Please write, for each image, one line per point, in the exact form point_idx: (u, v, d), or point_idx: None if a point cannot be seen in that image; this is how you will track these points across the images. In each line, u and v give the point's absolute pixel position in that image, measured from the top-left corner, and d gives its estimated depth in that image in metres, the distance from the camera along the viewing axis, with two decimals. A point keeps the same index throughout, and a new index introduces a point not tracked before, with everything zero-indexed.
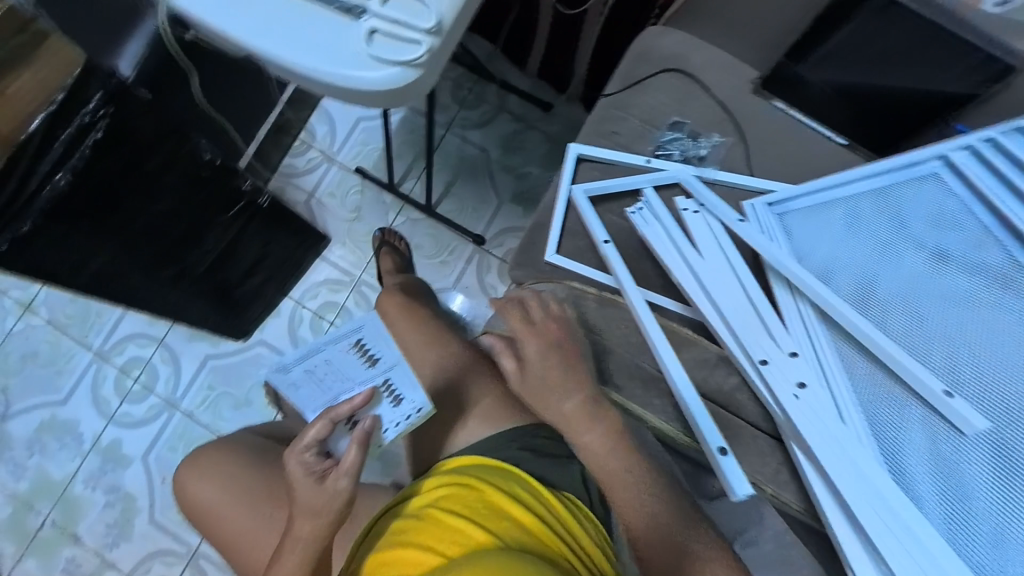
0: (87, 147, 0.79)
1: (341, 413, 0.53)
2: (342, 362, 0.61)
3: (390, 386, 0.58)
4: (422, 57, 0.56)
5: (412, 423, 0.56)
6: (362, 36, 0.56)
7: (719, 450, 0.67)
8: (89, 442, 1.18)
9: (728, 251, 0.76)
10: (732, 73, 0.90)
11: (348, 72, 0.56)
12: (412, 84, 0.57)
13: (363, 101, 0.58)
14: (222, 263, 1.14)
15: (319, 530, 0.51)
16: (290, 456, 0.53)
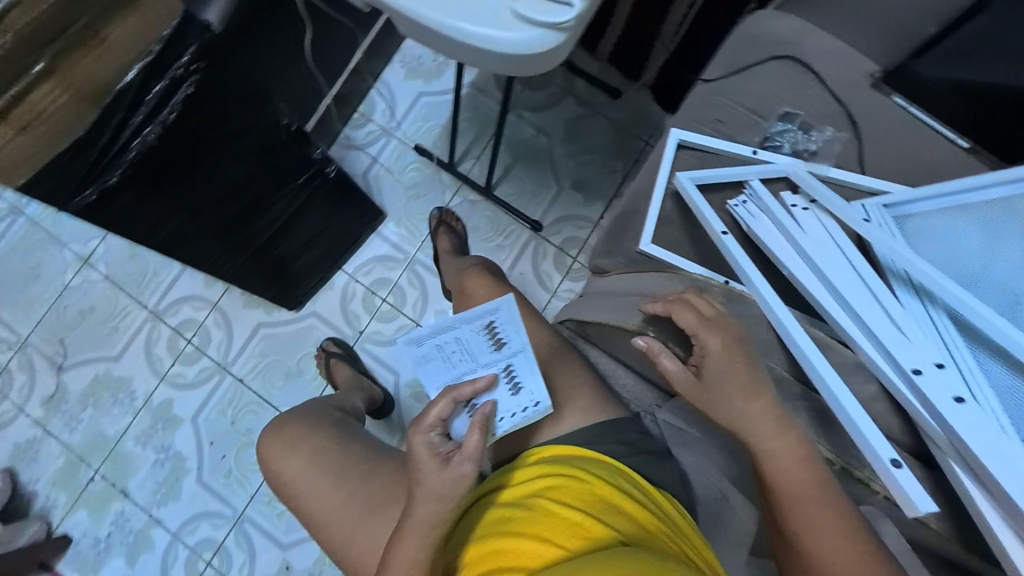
0: (178, 102, 0.74)
1: (465, 394, 0.59)
2: (471, 342, 0.68)
3: (512, 374, 0.65)
4: (572, 21, 0.60)
5: (526, 415, 0.63)
6: (506, 16, 0.60)
7: (892, 461, 0.52)
8: (141, 400, 1.18)
9: (842, 244, 0.68)
10: (847, 65, 0.86)
11: (493, 48, 0.60)
12: (545, 63, 0.63)
13: (499, 75, 0.64)
14: (286, 233, 1.12)
15: (443, 514, 0.53)
16: (415, 436, 0.55)
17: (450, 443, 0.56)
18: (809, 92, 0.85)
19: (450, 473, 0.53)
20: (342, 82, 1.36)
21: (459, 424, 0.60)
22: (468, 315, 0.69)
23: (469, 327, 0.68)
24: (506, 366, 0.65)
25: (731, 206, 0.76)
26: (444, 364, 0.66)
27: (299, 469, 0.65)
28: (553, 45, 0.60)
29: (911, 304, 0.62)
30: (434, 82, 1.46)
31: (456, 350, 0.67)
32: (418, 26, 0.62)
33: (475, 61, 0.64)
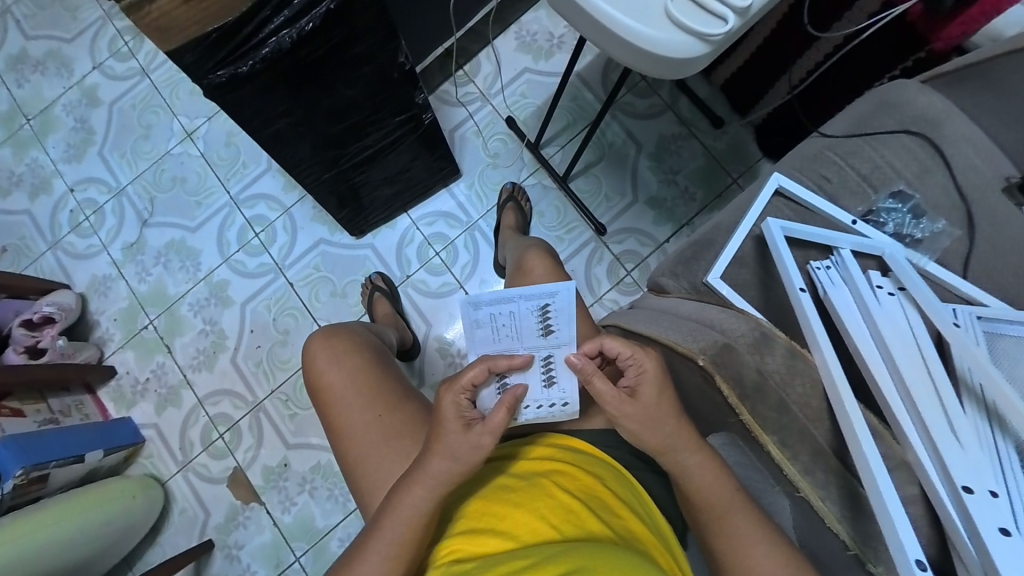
0: (318, 13, 0.78)
1: (499, 366, 0.61)
2: (524, 320, 0.65)
3: (549, 362, 0.63)
4: (720, 36, 0.59)
5: (551, 411, 0.64)
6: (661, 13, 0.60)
7: (917, 563, 0.51)
8: (204, 273, 1.29)
9: (921, 340, 0.66)
10: (984, 160, 0.81)
11: (638, 38, 0.60)
12: (682, 71, 0.62)
13: (639, 66, 0.64)
14: (371, 164, 1.17)
15: (453, 474, 0.56)
16: (445, 394, 0.58)
17: (475, 411, 0.59)
18: (932, 177, 0.81)
19: (470, 438, 0.56)
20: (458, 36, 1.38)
21: (486, 396, 0.62)
22: (528, 292, 0.65)
23: (525, 305, 0.65)
24: (549, 358, 0.63)
25: (813, 267, 0.75)
26: (490, 336, 0.65)
27: (337, 382, 0.69)
28: (693, 52, 0.59)
29: (981, 428, 0.59)
30: (543, 61, 1.47)
31: (506, 326, 0.65)
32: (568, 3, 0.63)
33: (613, 50, 0.64)
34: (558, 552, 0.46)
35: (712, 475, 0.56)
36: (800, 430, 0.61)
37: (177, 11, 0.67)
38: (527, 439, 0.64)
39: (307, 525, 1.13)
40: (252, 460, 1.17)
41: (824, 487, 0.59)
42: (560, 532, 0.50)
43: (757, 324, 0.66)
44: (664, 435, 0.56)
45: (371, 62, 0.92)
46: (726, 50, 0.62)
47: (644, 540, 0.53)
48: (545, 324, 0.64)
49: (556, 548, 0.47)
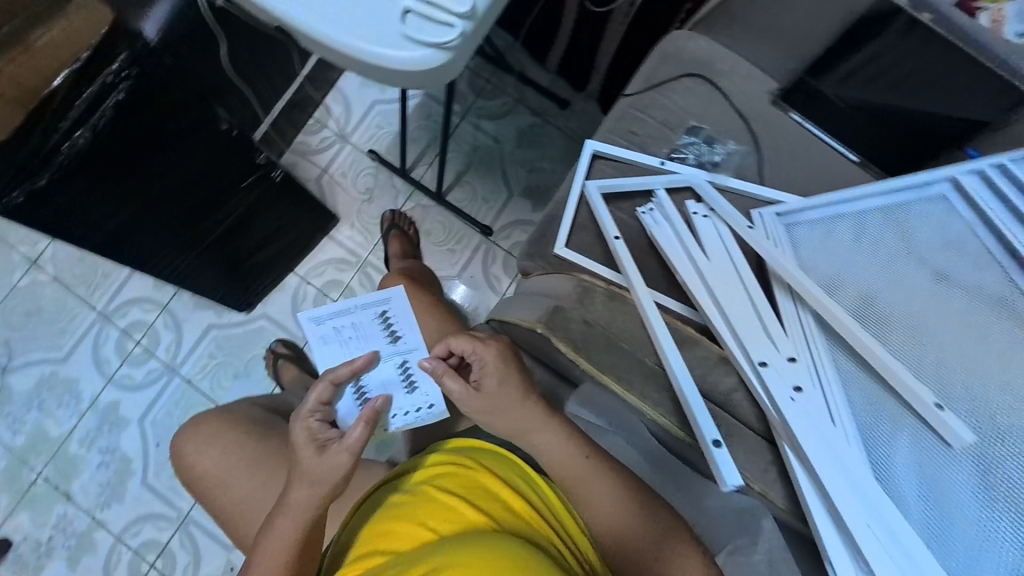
0: (109, 107, 0.74)
1: (341, 376, 0.66)
2: (369, 328, 0.85)
3: (405, 364, 0.81)
4: (454, 42, 0.59)
5: (419, 415, 0.77)
6: (396, 21, 0.59)
7: (714, 442, 0.60)
8: (88, 401, 1.19)
9: (733, 255, 0.76)
10: (751, 82, 0.93)
11: (376, 51, 0.59)
12: (430, 76, 0.62)
13: (390, 80, 0.63)
14: (236, 234, 1.15)
15: (317, 498, 0.58)
16: (295, 422, 0.61)
17: (331, 431, 0.61)
18: (716, 108, 0.92)
19: (325, 460, 0.58)
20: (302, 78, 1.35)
21: (344, 413, 0.72)
22: (367, 305, 0.86)
23: (366, 316, 0.86)
24: (402, 362, 0.81)
25: (639, 213, 0.83)
26: (345, 349, 0.84)
27: (215, 462, 0.68)
28: (431, 60, 0.60)
29: (785, 306, 0.70)
30: (389, 89, 1.48)
31: (356, 337, 0.85)
32: (310, 40, 0.61)
33: (369, 75, 0.63)
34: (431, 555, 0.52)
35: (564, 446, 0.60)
36: (635, 360, 0.66)
37: None
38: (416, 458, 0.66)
39: None
40: None
41: (660, 404, 0.64)
42: (440, 531, 0.56)
43: (577, 282, 0.74)
44: (515, 420, 0.61)
45: (191, 132, 0.91)
46: (472, 54, 0.63)
47: (522, 508, 0.59)
48: (388, 329, 0.84)
49: (433, 548, 0.53)
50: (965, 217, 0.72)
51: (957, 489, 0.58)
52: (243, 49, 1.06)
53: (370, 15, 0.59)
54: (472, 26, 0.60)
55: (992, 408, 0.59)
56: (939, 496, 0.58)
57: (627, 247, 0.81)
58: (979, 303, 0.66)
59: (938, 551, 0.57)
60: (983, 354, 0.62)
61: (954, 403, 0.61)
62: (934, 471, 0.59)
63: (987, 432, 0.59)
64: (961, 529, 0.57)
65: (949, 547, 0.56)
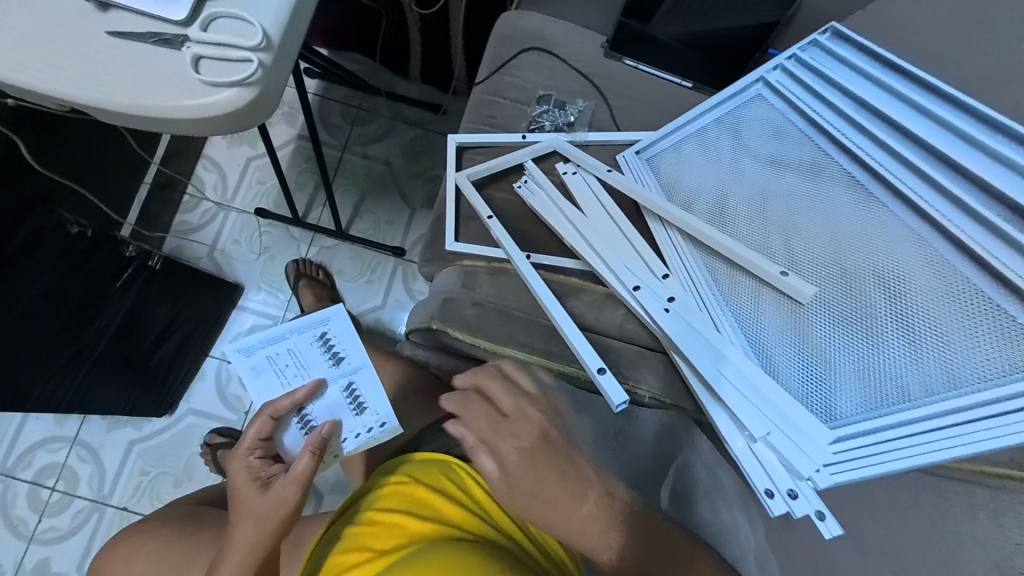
0: None
1: (282, 408, 0.69)
2: (307, 351, 0.87)
3: (352, 386, 0.82)
4: (257, 74, 0.55)
5: (372, 433, 0.79)
6: (187, 68, 0.54)
7: (598, 370, 0.64)
8: (12, 570, 1.06)
9: (605, 203, 0.80)
10: (584, 41, 0.98)
11: (169, 104, 0.53)
12: (243, 115, 0.56)
13: (199, 131, 0.56)
14: (127, 334, 1.11)
15: (259, 542, 0.53)
16: (232, 462, 0.61)
17: (274, 467, 0.60)
18: (560, 73, 0.96)
19: (270, 494, 0.56)
20: (159, 162, 1.32)
21: (291, 443, 0.71)
22: (305, 329, 0.88)
23: (305, 341, 0.88)
24: (346, 382, 0.83)
25: (517, 188, 0.85)
26: (283, 377, 0.86)
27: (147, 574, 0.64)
28: (235, 99, 0.54)
29: (658, 230, 0.76)
30: (259, 143, 1.42)
31: (294, 364, 0.87)
32: (94, 110, 0.54)
33: (177, 132, 0.56)
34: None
35: (592, 504, 0.52)
36: (532, 323, 0.69)
37: None
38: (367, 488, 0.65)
39: None
40: None
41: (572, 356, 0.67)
42: (388, 550, 0.56)
43: (459, 271, 0.78)
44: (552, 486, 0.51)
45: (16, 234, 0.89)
46: (285, 83, 0.58)
47: (466, 499, 0.60)
48: (328, 351, 0.87)
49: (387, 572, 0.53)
50: (779, 107, 0.79)
51: (817, 340, 0.62)
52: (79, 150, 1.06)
53: (153, 71, 0.53)
54: (272, 55, 0.55)
55: (827, 263, 0.65)
56: (804, 351, 0.63)
57: (503, 223, 0.83)
58: (804, 176, 0.73)
59: (814, 401, 0.61)
60: (811, 220, 0.69)
61: (798, 268, 0.67)
62: (795, 332, 0.64)
63: (828, 283, 0.64)
64: (829, 374, 0.60)
65: (823, 394, 0.60)
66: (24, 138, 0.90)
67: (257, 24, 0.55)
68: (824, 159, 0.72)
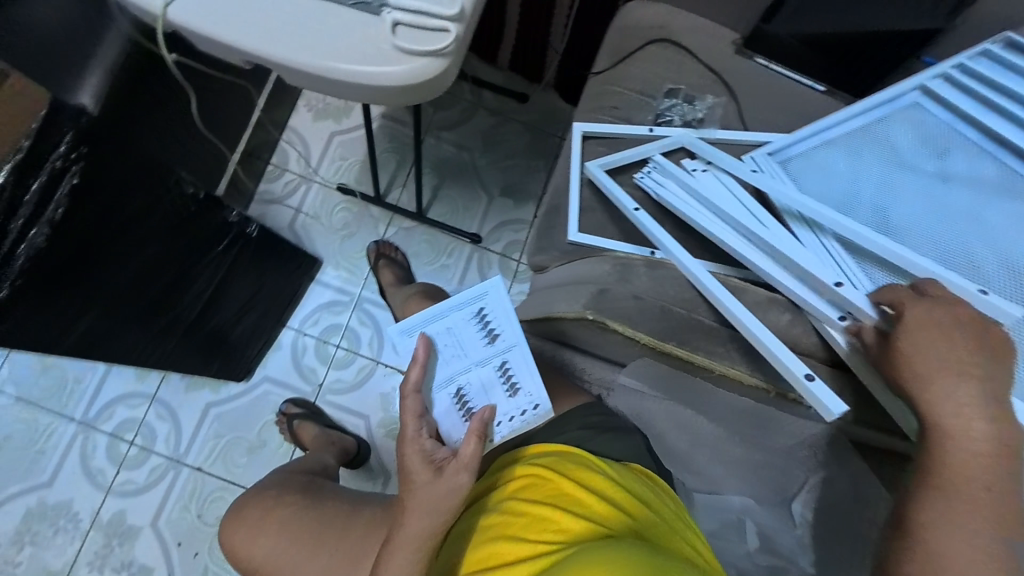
0: (65, 192, 0.69)
1: (414, 378, 0.66)
2: (463, 331, 0.71)
3: (510, 373, 0.70)
4: (451, 46, 0.57)
5: (525, 418, 0.68)
6: (385, 32, 0.56)
7: (806, 375, 0.56)
8: (88, 520, 1.07)
9: (747, 203, 0.74)
10: (714, 37, 0.94)
11: (366, 70, 0.56)
12: (429, 84, 0.58)
13: (385, 98, 0.59)
14: (213, 308, 1.05)
15: (437, 524, 0.58)
16: (407, 448, 0.62)
17: (443, 450, 0.62)
18: (686, 68, 0.93)
19: (445, 482, 0.59)
20: (261, 107, 1.30)
21: (449, 426, 0.67)
22: (458, 303, 0.72)
23: (462, 317, 0.72)
24: (500, 361, 0.70)
25: (638, 179, 0.83)
26: (438, 358, 0.70)
27: (269, 550, 0.64)
28: (431, 71, 0.57)
29: (803, 233, 0.71)
30: (345, 119, 1.41)
31: (451, 344, 0.70)
32: (295, 70, 0.57)
33: (362, 97, 0.59)
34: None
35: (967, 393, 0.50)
36: (691, 322, 0.64)
37: None
38: (501, 467, 0.66)
39: None
40: None
41: (727, 357, 0.63)
42: (544, 544, 0.54)
43: (615, 260, 0.69)
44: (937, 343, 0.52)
45: (132, 199, 0.83)
46: (465, 56, 0.61)
47: (613, 497, 0.58)
48: (485, 327, 0.72)
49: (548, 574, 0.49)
50: (942, 118, 0.76)
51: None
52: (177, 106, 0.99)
53: (354, 35, 0.56)
54: (462, 28, 0.57)
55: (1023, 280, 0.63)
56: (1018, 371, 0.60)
57: (649, 215, 0.78)
58: (978, 191, 0.70)
59: None
60: (999, 236, 0.66)
61: (994, 285, 0.64)
62: None
63: None
64: None
65: None
66: (141, 92, 0.88)
67: None
68: (1007, 173, 0.70)
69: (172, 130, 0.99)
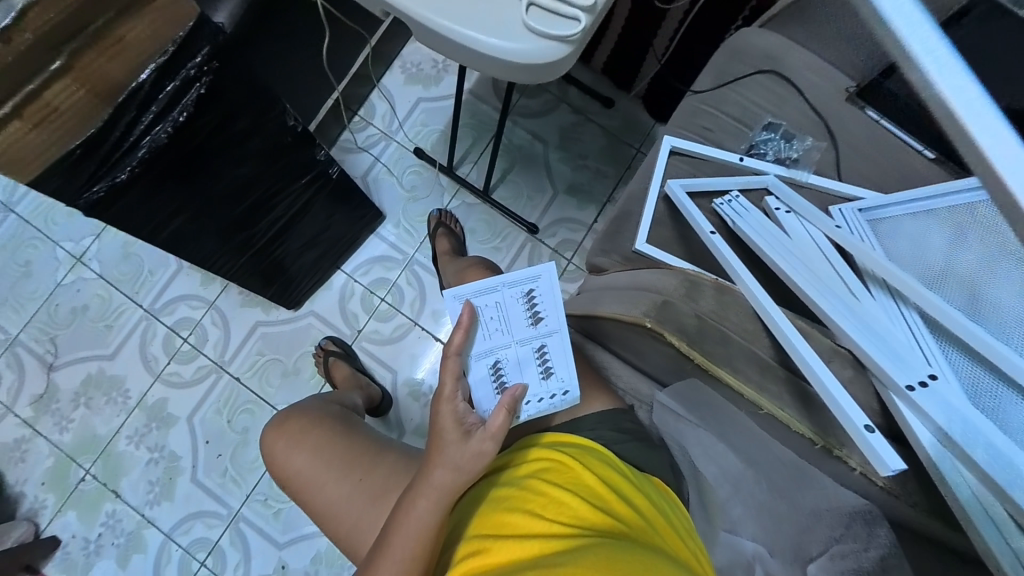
0: (191, 100, 0.76)
1: (457, 343, 0.70)
2: (511, 309, 0.77)
3: (546, 357, 0.75)
4: (578, 35, 0.60)
5: (553, 402, 0.72)
6: (520, 11, 0.60)
7: (866, 427, 0.57)
8: (135, 399, 1.18)
9: (833, 259, 0.73)
10: (827, 80, 0.92)
11: (497, 43, 0.60)
12: (548, 67, 0.62)
13: (505, 73, 0.63)
14: (285, 236, 1.13)
15: (459, 483, 0.61)
16: (440, 406, 0.64)
17: (472, 417, 0.64)
18: (789, 105, 0.91)
19: (472, 446, 0.61)
20: (371, 45, 1.34)
21: (481, 396, 0.71)
22: (511, 281, 0.78)
23: (512, 295, 0.78)
24: (540, 343, 0.76)
25: (717, 204, 0.83)
26: (483, 329, 0.75)
27: (304, 463, 0.70)
28: (555, 55, 0.60)
29: (885, 302, 0.68)
30: (433, 88, 1.46)
31: (497, 318, 0.76)
32: (431, 30, 0.62)
33: (485, 67, 0.64)
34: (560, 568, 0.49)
35: None
36: (748, 353, 0.64)
37: (30, 137, 0.62)
38: (521, 444, 0.69)
39: None
40: None
41: (780, 398, 0.62)
42: (559, 526, 0.56)
43: (685, 275, 0.69)
44: None
45: (242, 119, 0.86)
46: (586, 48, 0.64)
47: (630, 502, 0.60)
48: (531, 308, 0.77)
49: (561, 555, 0.51)
50: None
51: None
52: (294, 37, 1.04)
53: (491, 8, 0.60)
54: (591, 20, 0.61)
55: None
56: None
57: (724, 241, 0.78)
58: None
59: None
60: None
61: None
62: None
63: None
64: None
65: None
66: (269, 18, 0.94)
67: None
68: None
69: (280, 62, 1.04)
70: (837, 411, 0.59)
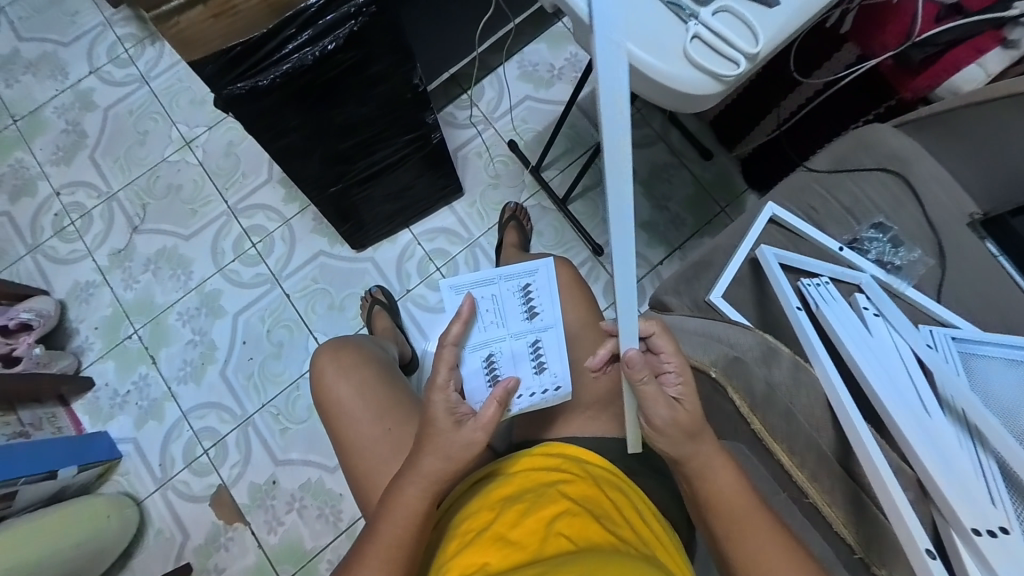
0: (343, 33, 0.81)
1: (455, 332, 0.69)
2: (508, 302, 0.77)
3: (540, 356, 0.76)
4: (733, 77, 0.61)
5: (545, 397, 0.73)
6: (684, 40, 0.62)
7: (928, 551, 0.56)
8: (196, 282, 1.26)
9: (914, 374, 0.71)
10: (952, 200, 0.89)
11: (653, 60, 0.62)
12: (690, 98, 0.63)
13: (649, 91, 0.65)
14: (373, 183, 1.17)
15: (445, 470, 0.61)
16: (433, 395, 0.63)
17: (465, 407, 0.64)
18: (905, 210, 0.89)
19: (461, 436, 0.61)
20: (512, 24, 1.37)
21: (473, 388, 0.71)
22: (508, 274, 0.78)
23: (509, 289, 0.78)
24: (533, 338, 0.76)
25: (805, 284, 0.81)
26: (478, 321, 0.74)
27: (345, 394, 0.73)
28: (703, 89, 0.62)
29: (962, 443, 0.65)
30: (544, 90, 1.50)
31: (493, 311, 0.75)
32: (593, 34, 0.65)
33: (631, 81, 0.66)
34: (553, 568, 0.48)
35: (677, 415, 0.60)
36: (807, 440, 0.64)
37: (207, 26, 0.71)
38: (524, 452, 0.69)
39: (294, 546, 1.11)
40: (237, 477, 1.14)
41: (830, 492, 0.63)
42: (564, 538, 0.54)
43: (763, 339, 0.71)
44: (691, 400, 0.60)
45: (379, 64, 0.90)
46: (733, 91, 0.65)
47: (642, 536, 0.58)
48: (528, 304, 0.78)
49: (560, 561, 0.49)
50: None
51: None
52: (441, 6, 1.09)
53: (657, 30, 0.62)
54: (748, 66, 0.62)
55: None
56: None
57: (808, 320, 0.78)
58: None
59: None
60: None
61: None
62: None
63: None
64: None
65: None
66: None
67: (755, 35, 0.62)
68: None
69: (420, 22, 1.09)
70: (906, 531, 0.58)
